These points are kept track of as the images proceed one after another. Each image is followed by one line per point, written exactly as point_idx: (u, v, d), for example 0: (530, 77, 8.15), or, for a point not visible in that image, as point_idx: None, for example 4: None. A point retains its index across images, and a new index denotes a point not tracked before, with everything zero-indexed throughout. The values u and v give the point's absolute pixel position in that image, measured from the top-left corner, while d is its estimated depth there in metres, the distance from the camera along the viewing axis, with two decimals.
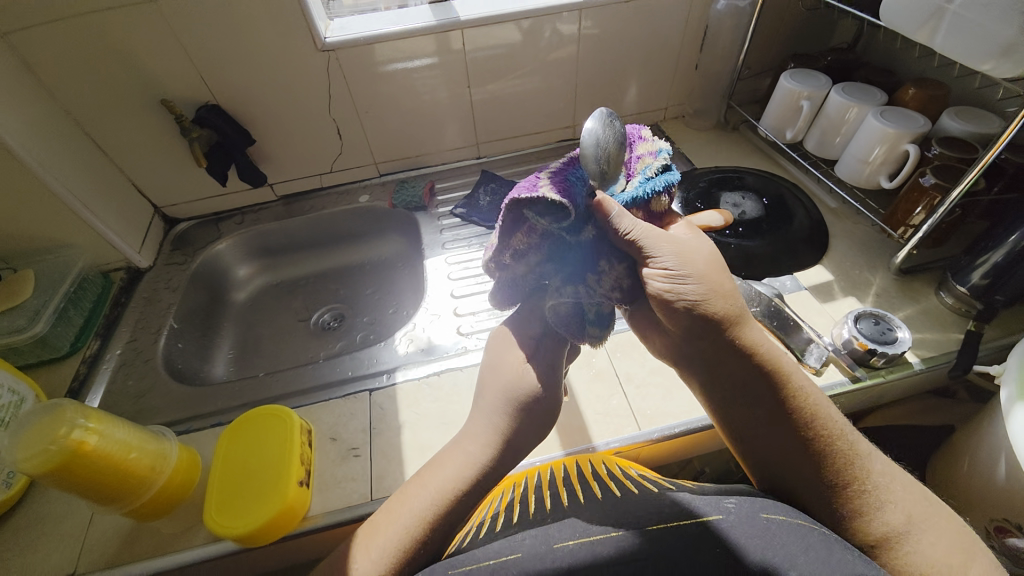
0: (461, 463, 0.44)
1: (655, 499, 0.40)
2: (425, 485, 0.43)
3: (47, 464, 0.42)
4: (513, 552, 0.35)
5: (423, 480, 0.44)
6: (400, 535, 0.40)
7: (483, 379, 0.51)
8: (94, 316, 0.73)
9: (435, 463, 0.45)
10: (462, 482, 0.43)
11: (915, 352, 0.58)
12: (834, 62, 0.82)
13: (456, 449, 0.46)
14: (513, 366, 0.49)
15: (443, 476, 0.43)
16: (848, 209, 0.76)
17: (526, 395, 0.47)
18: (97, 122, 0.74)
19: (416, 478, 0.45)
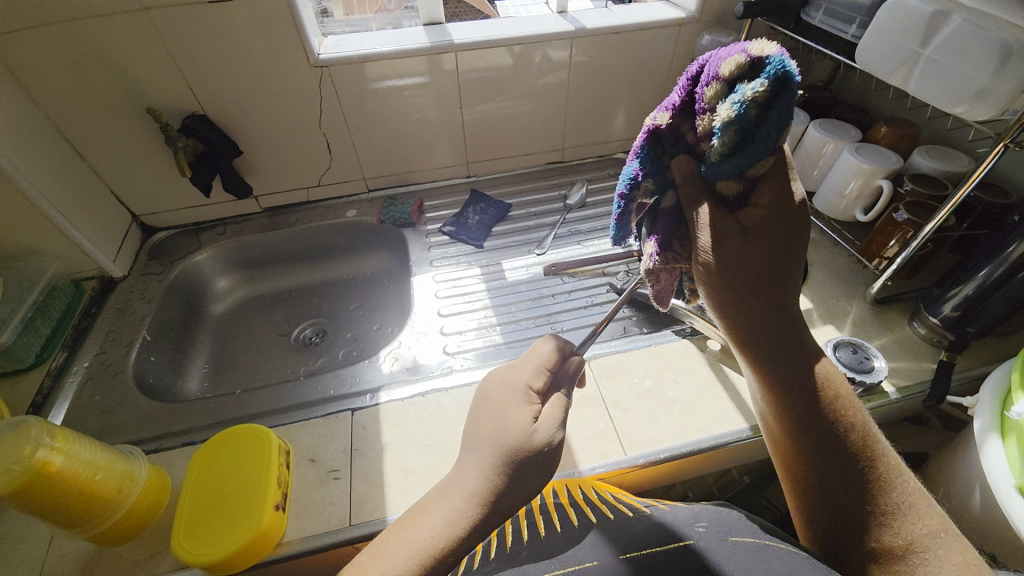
0: (447, 515, 0.39)
1: (633, 526, 0.40)
2: (408, 538, 0.38)
3: (9, 485, 0.39)
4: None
5: (405, 530, 0.39)
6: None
7: (473, 436, 0.43)
8: (62, 326, 0.70)
9: (421, 512, 0.40)
10: (450, 538, 0.38)
11: (891, 381, 0.60)
12: (811, 99, 0.86)
13: (442, 497, 0.40)
14: (513, 423, 0.42)
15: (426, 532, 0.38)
16: (826, 239, 0.79)
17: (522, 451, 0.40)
18: (78, 127, 0.72)
19: (398, 526, 0.40)
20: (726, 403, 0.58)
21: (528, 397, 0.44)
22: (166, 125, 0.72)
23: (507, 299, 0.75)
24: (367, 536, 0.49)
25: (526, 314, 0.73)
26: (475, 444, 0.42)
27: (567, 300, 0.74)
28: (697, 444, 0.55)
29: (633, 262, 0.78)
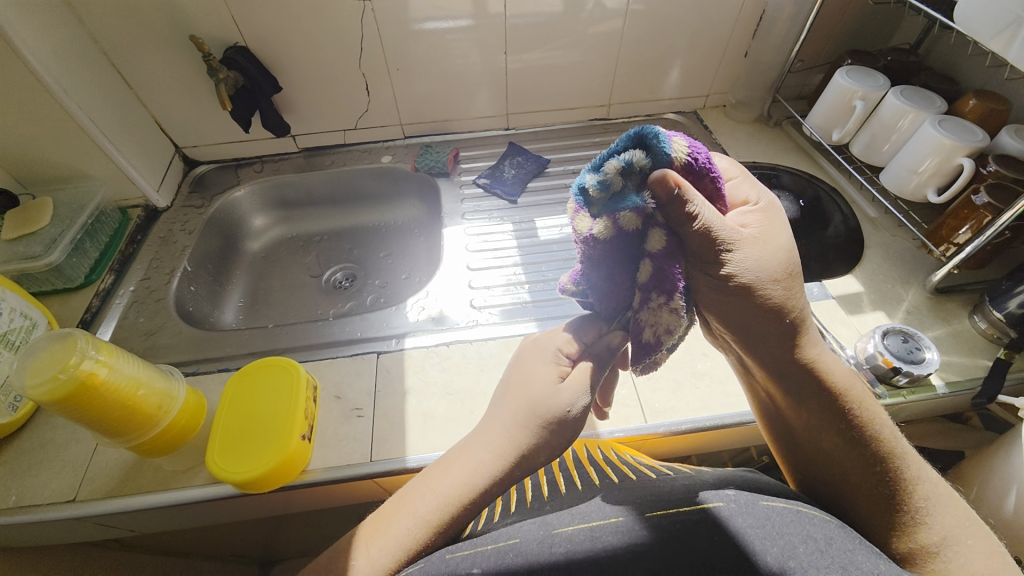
0: (470, 468, 0.40)
1: (655, 486, 0.39)
2: (426, 486, 0.41)
3: (57, 393, 0.42)
4: (511, 536, 0.35)
5: (430, 482, 0.41)
6: (406, 536, 0.39)
7: (512, 396, 0.43)
8: (109, 251, 0.73)
9: (450, 463, 0.41)
10: (471, 488, 0.39)
11: (939, 375, 0.56)
12: (893, 63, 0.78)
13: (464, 452, 0.42)
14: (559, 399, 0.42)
15: (450, 480, 0.40)
16: (888, 220, 0.73)
17: (553, 410, 0.41)
18: (123, 53, 0.72)
19: (424, 476, 0.42)
20: None
21: (558, 360, 0.45)
22: (208, 55, 0.71)
23: (538, 258, 0.74)
24: (386, 472, 0.51)
25: (556, 275, 0.71)
26: (511, 401, 0.43)
27: None
28: (721, 419, 0.53)
29: None
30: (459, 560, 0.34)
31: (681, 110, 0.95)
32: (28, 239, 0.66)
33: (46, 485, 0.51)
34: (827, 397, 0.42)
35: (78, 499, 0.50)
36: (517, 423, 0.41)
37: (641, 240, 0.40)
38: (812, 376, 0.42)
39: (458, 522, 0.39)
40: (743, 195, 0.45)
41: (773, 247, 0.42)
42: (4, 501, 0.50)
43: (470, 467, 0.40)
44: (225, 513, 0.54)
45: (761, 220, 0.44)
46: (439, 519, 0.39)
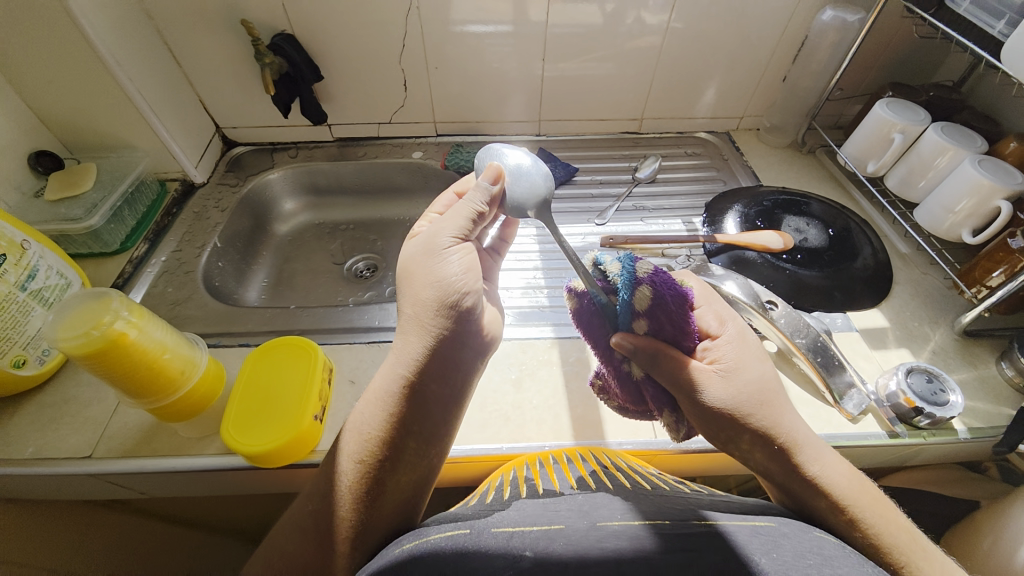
0: (397, 356, 0.45)
1: (685, 502, 0.39)
2: (375, 404, 0.44)
3: (87, 348, 0.42)
4: (555, 522, 0.35)
5: (377, 396, 0.44)
6: (362, 457, 0.42)
7: (398, 266, 0.49)
8: (146, 220, 0.76)
9: (375, 385, 0.45)
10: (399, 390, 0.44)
11: (961, 419, 0.54)
12: (936, 98, 0.76)
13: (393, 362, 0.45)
14: (439, 238, 0.47)
15: (391, 384, 0.44)
16: (919, 257, 0.71)
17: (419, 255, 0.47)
18: (176, 32, 0.75)
19: (365, 398, 0.45)
20: None
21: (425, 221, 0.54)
22: (257, 39, 0.73)
23: (559, 264, 0.74)
24: None
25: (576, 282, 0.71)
26: (402, 311, 0.47)
27: None
28: None
29: (696, 249, 0.73)
30: (504, 532, 0.34)
31: (714, 130, 0.95)
32: (70, 202, 0.69)
33: (65, 441, 0.52)
34: (817, 494, 0.42)
35: (94, 456, 0.51)
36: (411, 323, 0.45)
37: (631, 370, 0.49)
38: (811, 484, 0.42)
39: (399, 434, 0.43)
40: (710, 329, 0.48)
41: (756, 376, 0.45)
42: (21, 451, 0.51)
43: (389, 373, 0.45)
44: (231, 485, 0.55)
45: (739, 342, 0.47)
46: (374, 433, 0.42)
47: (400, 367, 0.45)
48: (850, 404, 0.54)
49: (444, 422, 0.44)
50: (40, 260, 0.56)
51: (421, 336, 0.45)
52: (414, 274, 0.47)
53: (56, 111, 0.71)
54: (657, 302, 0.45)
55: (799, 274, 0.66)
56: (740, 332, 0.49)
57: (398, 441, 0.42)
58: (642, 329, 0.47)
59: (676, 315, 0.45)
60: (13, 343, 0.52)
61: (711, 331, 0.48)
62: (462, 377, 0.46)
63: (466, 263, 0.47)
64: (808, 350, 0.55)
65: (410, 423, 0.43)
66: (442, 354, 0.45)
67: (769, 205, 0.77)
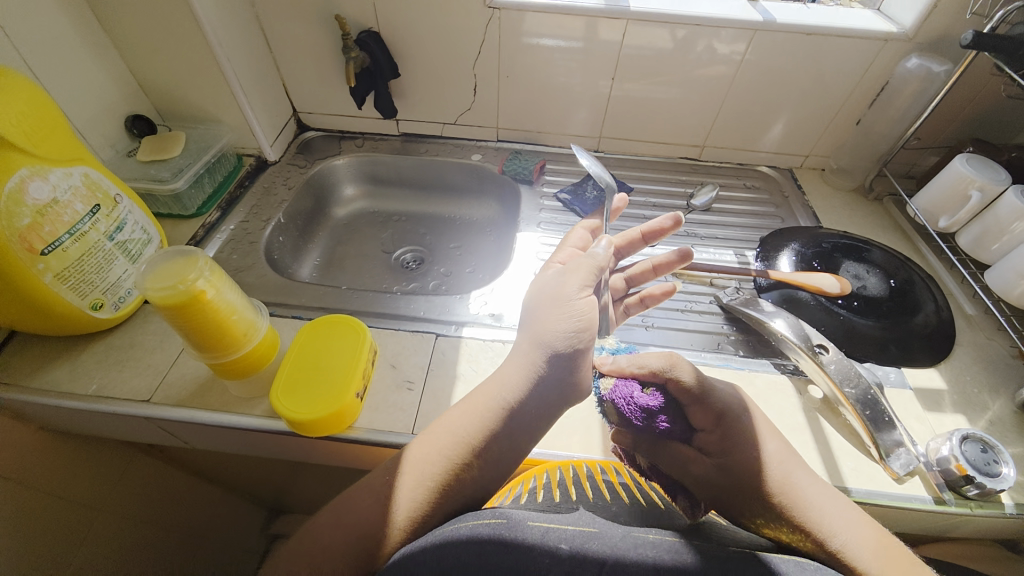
0: (507, 378, 0.47)
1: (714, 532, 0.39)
2: (472, 410, 0.46)
3: (172, 300, 0.46)
4: (587, 524, 0.35)
5: (467, 407, 0.47)
6: (441, 463, 0.44)
7: (526, 307, 0.52)
8: (221, 189, 0.81)
9: (478, 395, 0.47)
10: (503, 404, 0.46)
11: (1011, 494, 0.51)
12: (1022, 159, 0.73)
13: (499, 377, 0.48)
14: (565, 290, 0.50)
15: (493, 395, 0.46)
16: (986, 320, 0.68)
17: (557, 301, 0.49)
18: (273, 20, 0.80)
19: (461, 404, 0.47)
20: (812, 453, 0.53)
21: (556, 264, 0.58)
22: (346, 34, 0.77)
23: None
24: None
25: None
26: (521, 335, 0.50)
27: (664, 297, 0.70)
28: None
29: (747, 282, 0.72)
30: (541, 525, 0.34)
31: (776, 165, 0.94)
32: (159, 164, 0.74)
33: (126, 382, 0.56)
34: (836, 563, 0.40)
35: (151, 401, 0.55)
36: (527, 345, 0.48)
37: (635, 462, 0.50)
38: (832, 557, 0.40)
39: (487, 448, 0.44)
40: (705, 417, 0.46)
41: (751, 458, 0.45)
42: (86, 387, 0.56)
43: (509, 385, 0.47)
44: (268, 447, 0.58)
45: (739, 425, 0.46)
46: (471, 441, 0.44)
47: (510, 392, 0.46)
48: (895, 463, 0.51)
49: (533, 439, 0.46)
50: (128, 215, 0.61)
51: (529, 364, 0.47)
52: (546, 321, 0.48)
53: (157, 81, 0.78)
54: (627, 417, 0.46)
55: (853, 322, 0.64)
56: (738, 415, 0.47)
57: (481, 455, 0.44)
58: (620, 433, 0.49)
59: (637, 415, 0.46)
60: (95, 287, 0.57)
61: (704, 424, 0.47)
62: (562, 403, 0.47)
63: (590, 310, 0.49)
64: (856, 401, 0.53)
65: (499, 436, 0.45)
66: (544, 384, 0.46)
67: (828, 248, 0.75)
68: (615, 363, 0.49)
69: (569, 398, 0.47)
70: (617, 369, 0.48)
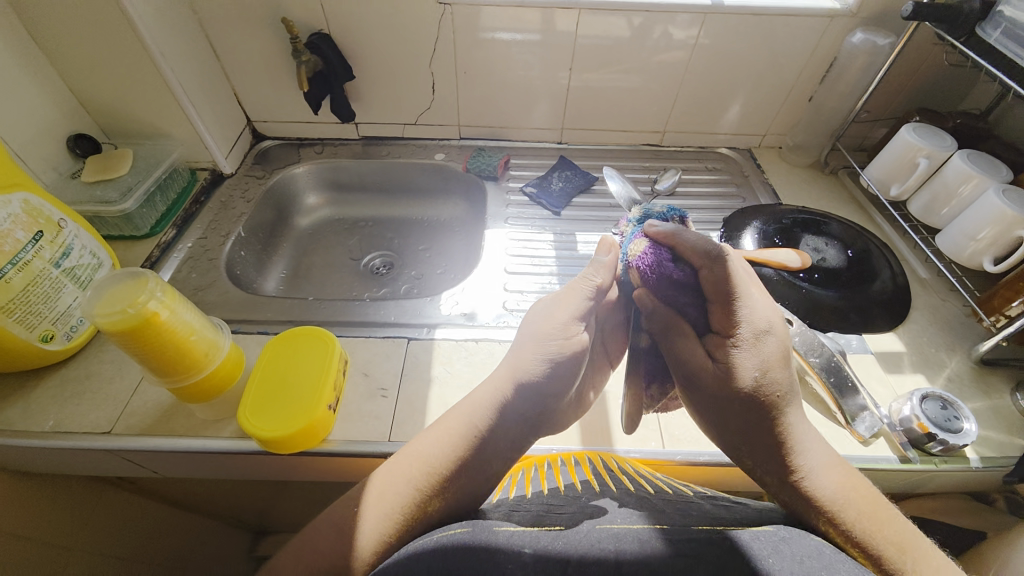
0: (476, 404, 0.47)
1: (689, 509, 0.39)
2: (439, 438, 0.46)
3: (123, 325, 0.44)
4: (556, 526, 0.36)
5: (434, 437, 0.46)
6: (406, 494, 0.43)
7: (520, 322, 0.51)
8: (176, 207, 0.79)
9: (451, 418, 0.47)
10: (472, 433, 0.45)
11: (973, 447, 0.54)
12: (963, 126, 0.75)
13: (467, 404, 0.47)
14: (556, 321, 0.47)
15: (461, 422, 0.46)
16: (939, 282, 0.71)
17: (540, 333, 0.47)
18: (218, 27, 0.77)
19: (431, 430, 0.47)
20: None
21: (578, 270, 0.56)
22: (295, 37, 0.75)
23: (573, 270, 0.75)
24: None
25: None
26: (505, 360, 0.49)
27: None
28: None
29: None
30: (504, 531, 0.35)
31: (736, 146, 0.95)
32: (106, 185, 0.71)
33: (85, 415, 0.54)
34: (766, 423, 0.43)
35: (113, 432, 0.53)
36: (503, 374, 0.47)
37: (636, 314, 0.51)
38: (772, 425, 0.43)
39: (455, 479, 0.44)
40: (728, 322, 0.46)
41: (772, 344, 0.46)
42: (41, 424, 0.53)
43: (479, 413, 0.46)
44: (242, 468, 0.57)
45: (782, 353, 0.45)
46: (437, 469, 0.44)
47: (478, 418, 0.46)
48: (861, 427, 0.53)
49: (499, 470, 0.46)
50: (74, 240, 0.58)
51: (497, 388, 0.46)
52: (528, 344, 0.47)
53: (98, 97, 0.74)
54: (648, 276, 0.46)
55: (816, 294, 0.66)
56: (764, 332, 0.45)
57: (448, 482, 0.44)
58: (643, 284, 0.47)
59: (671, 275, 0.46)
60: (43, 318, 0.54)
61: (723, 328, 0.46)
62: (528, 437, 0.47)
63: (574, 354, 0.46)
64: (821, 369, 0.55)
65: (467, 466, 0.44)
66: (511, 412, 0.46)
67: (788, 224, 0.77)
68: (667, 228, 0.47)
69: (536, 432, 0.47)
70: (662, 233, 0.46)
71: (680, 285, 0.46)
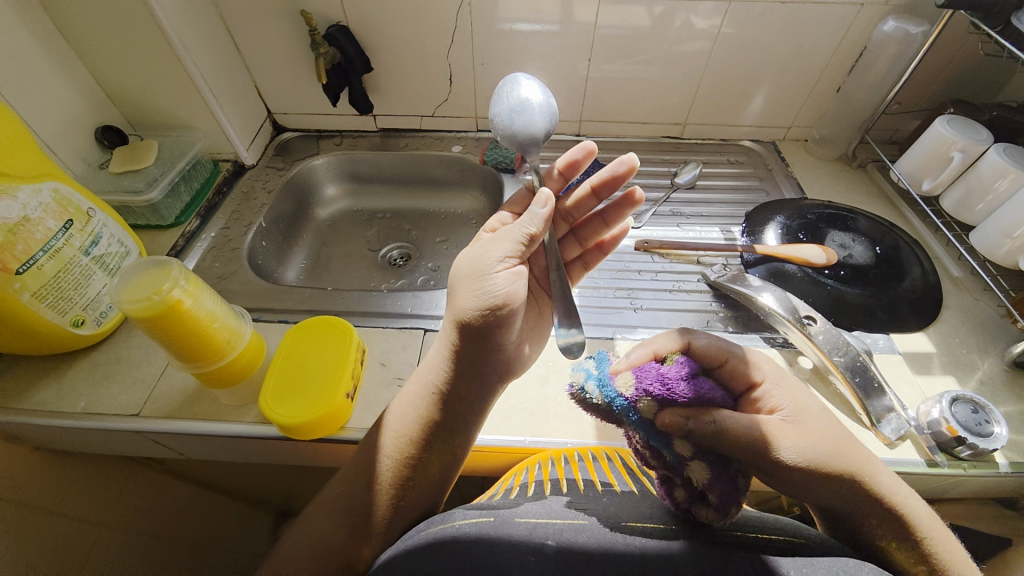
0: (434, 361, 0.48)
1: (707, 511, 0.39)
2: (406, 399, 0.47)
3: (148, 312, 0.45)
4: (580, 518, 0.36)
5: (403, 399, 0.47)
6: (390, 458, 0.44)
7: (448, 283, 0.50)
8: (199, 197, 0.80)
9: (411, 385, 0.48)
10: (433, 385, 0.46)
11: (1005, 452, 0.52)
12: (1002, 118, 0.72)
13: (426, 365, 0.48)
14: (486, 259, 0.47)
15: (421, 380, 0.47)
16: (972, 281, 0.68)
17: (463, 276, 0.47)
18: (239, 20, 0.78)
19: (400, 395, 0.48)
20: None
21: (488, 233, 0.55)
22: (314, 29, 0.75)
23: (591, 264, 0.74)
24: None
25: (607, 283, 0.70)
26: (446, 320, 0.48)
27: (653, 278, 0.70)
28: None
29: (734, 258, 0.72)
30: (529, 521, 0.35)
31: (759, 139, 0.93)
32: (132, 175, 0.73)
33: (114, 397, 0.56)
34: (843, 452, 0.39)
35: (141, 415, 0.54)
36: (446, 327, 0.47)
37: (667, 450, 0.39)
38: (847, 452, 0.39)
39: (430, 436, 0.45)
40: (742, 379, 0.42)
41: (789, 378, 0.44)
42: (73, 405, 0.55)
43: (435, 371, 0.47)
44: (264, 453, 0.58)
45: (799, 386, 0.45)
46: (412, 432, 0.45)
47: (437, 375, 0.47)
48: (887, 429, 0.52)
49: (475, 419, 0.46)
50: (103, 228, 0.60)
51: (446, 343, 0.47)
52: (459, 289, 0.47)
53: (125, 90, 0.76)
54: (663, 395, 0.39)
55: (841, 291, 0.64)
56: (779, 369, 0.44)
57: (426, 440, 0.45)
58: (657, 413, 0.39)
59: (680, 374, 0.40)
60: (74, 304, 0.56)
61: (740, 382, 0.42)
62: (495, 387, 0.48)
63: (511, 282, 0.46)
64: (846, 369, 0.54)
65: (440, 421, 0.45)
66: (468, 363, 0.46)
67: (813, 219, 0.75)
68: (634, 355, 0.43)
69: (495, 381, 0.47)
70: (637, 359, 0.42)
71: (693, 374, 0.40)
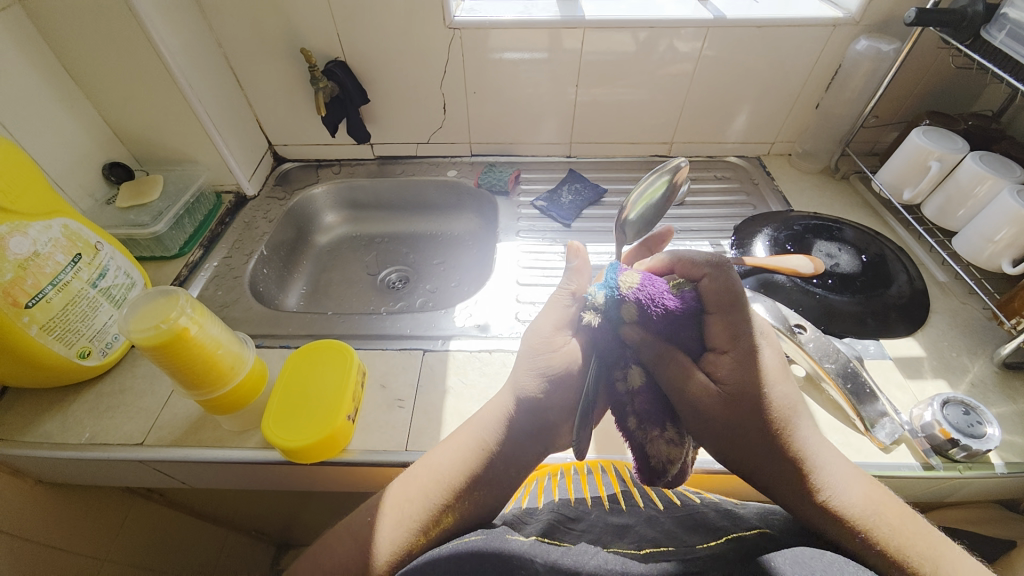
0: (491, 417, 0.48)
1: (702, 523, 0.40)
2: (451, 449, 0.47)
3: (155, 340, 0.47)
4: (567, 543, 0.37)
5: (444, 448, 0.47)
6: (421, 509, 0.44)
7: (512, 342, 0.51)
8: (202, 228, 0.82)
9: (462, 432, 0.48)
10: (485, 443, 0.46)
11: (999, 453, 0.52)
12: (976, 127, 0.75)
13: (478, 418, 0.48)
14: (544, 332, 0.48)
15: (472, 434, 0.47)
16: (958, 286, 0.69)
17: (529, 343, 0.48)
18: (242, 60, 0.82)
19: (444, 441, 0.48)
20: None
21: None
22: (313, 65, 0.79)
23: None
24: None
25: None
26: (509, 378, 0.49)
27: None
28: None
29: None
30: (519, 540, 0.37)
31: (744, 154, 0.96)
32: (138, 209, 0.75)
33: (119, 427, 0.57)
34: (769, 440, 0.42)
35: (145, 444, 0.55)
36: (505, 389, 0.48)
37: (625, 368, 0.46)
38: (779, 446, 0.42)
39: (470, 493, 0.45)
40: (720, 338, 0.45)
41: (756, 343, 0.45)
42: (78, 436, 0.56)
43: (490, 426, 0.47)
44: (265, 479, 0.58)
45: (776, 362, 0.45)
46: (452, 484, 0.45)
47: (487, 432, 0.47)
48: (881, 433, 0.52)
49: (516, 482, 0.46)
50: (110, 261, 0.62)
51: (502, 403, 0.48)
52: (524, 358, 0.48)
53: (132, 128, 0.79)
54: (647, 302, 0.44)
55: (830, 299, 0.66)
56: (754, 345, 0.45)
57: (467, 492, 0.45)
58: (637, 337, 0.45)
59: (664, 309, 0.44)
60: (81, 335, 0.57)
61: (719, 343, 0.45)
62: (545, 449, 0.48)
63: (566, 363, 0.47)
64: (838, 375, 0.54)
65: (485, 479, 0.45)
66: (523, 428, 0.46)
67: (800, 230, 0.77)
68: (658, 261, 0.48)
69: (546, 445, 0.48)
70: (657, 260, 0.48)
71: (677, 316, 0.44)
